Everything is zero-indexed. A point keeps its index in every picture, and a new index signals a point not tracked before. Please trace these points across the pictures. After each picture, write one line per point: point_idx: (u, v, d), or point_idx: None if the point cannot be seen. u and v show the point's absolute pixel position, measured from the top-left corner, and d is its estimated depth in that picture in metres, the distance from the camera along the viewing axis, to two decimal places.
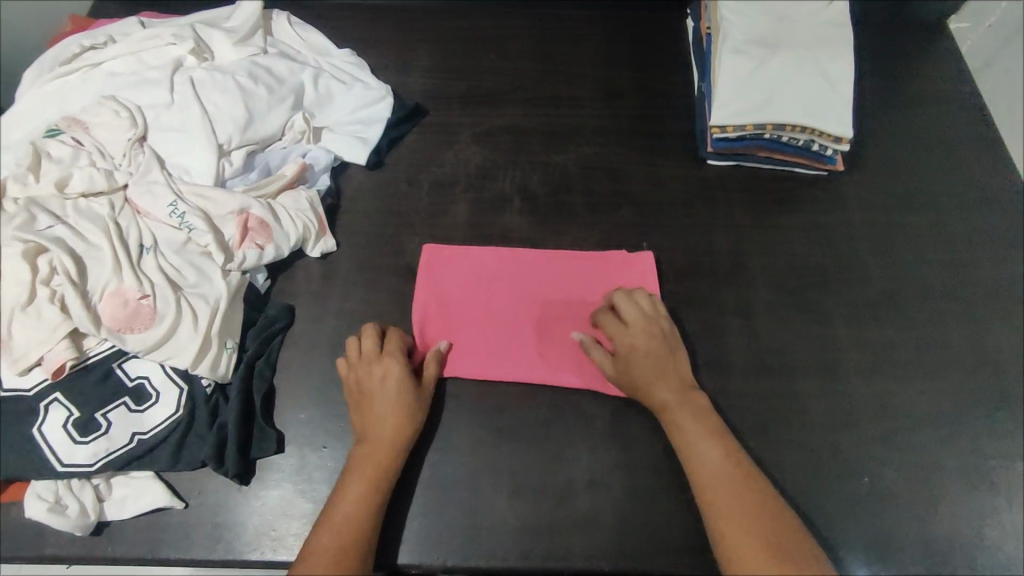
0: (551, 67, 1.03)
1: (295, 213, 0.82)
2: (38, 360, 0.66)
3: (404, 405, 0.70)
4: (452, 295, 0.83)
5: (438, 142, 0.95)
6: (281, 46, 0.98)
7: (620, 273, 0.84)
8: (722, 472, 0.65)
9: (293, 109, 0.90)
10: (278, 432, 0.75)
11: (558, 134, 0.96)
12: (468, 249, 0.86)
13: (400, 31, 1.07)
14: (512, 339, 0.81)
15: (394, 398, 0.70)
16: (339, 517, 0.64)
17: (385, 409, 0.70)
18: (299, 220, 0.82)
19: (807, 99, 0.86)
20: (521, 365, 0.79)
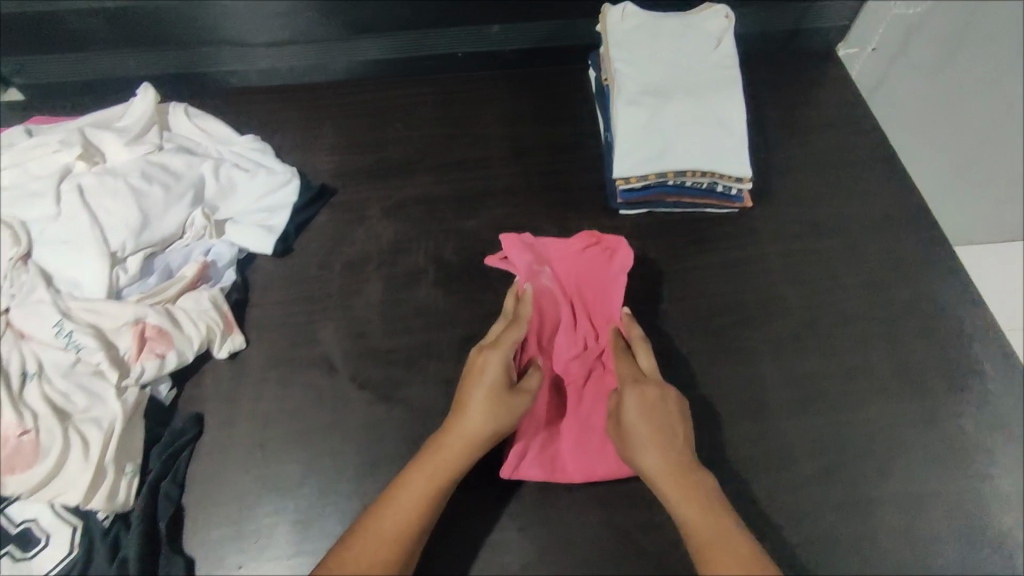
0: (459, 132, 1.03)
1: (196, 314, 0.79)
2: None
3: (495, 414, 0.68)
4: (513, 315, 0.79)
5: (349, 220, 0.94)
6: (179, 139, 0.96)
7: None
8: (728, 571, 0.59)
9: (192, 205, 0.89)
10: (188, 555, 0.70)
11: (469, 199, 0.95)
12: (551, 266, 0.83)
13: (307, 109, 1.06)
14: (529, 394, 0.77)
15: (486, 413, 0.68)
16: (397, 509, 0.64)
17: (479, 409, 0.68)
18: (202, 321, 0.79)
19: (704, 145, 0.87)
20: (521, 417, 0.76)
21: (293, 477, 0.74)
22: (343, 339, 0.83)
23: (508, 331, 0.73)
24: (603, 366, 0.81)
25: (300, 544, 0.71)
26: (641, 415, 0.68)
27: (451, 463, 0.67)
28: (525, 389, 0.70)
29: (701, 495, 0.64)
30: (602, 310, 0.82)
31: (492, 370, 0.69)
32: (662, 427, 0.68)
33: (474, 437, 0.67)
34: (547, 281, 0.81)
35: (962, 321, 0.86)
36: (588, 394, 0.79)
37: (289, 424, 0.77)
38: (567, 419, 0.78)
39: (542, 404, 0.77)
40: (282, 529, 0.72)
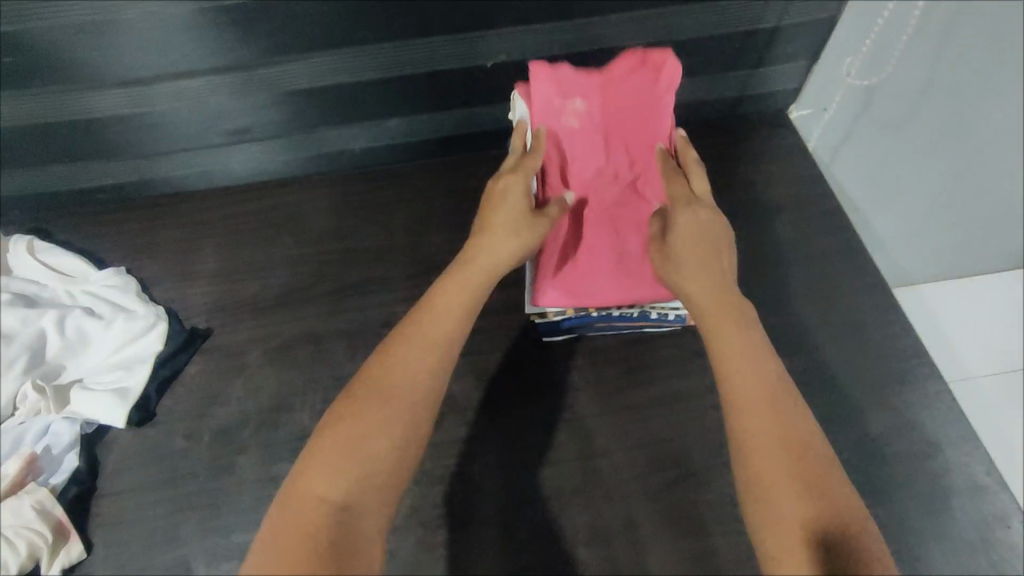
0: (358, 245, 0.89)
1: (9, 531, 0.64)
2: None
3: (517, 235, 0.68)
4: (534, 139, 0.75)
5: (227, 370, 0.80)
6: (20, 281, 0.79)
7: None
8: (766, 396, 0.57)
9: (25, 372, 0.72)
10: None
11: (368, 334, 0.82)
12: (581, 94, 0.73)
13: (186, 227, 0.92)
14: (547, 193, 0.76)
15: (514, 238, 0.67)
16: (398, 350, 0.61)
17: (504, 229, 0.68)
18: (17, 540, 0.64)
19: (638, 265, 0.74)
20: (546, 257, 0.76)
21: None
22: (209, 534, 0.70)
23: (530, 157, 0.71)
24: (639, 196, 0.76)
25: None
26: (688, 235, 0.66)
27: (486, 269, 0.67)
28: (551, 218, 0.70)
29: (742, 318, 0.62)
30: (644, 140, 0.75)
31: (512, 200, 0.69)
32: (711, 252, 0.65)
33: (503, 257, 0.67)
34: (574, 116, 0.74)
35: (950, 457, 0.73)
36: (624, 220, 0.76)
37: None
38: (597, 236, 0.75)
39: (567, 228, 0.76)
40: None
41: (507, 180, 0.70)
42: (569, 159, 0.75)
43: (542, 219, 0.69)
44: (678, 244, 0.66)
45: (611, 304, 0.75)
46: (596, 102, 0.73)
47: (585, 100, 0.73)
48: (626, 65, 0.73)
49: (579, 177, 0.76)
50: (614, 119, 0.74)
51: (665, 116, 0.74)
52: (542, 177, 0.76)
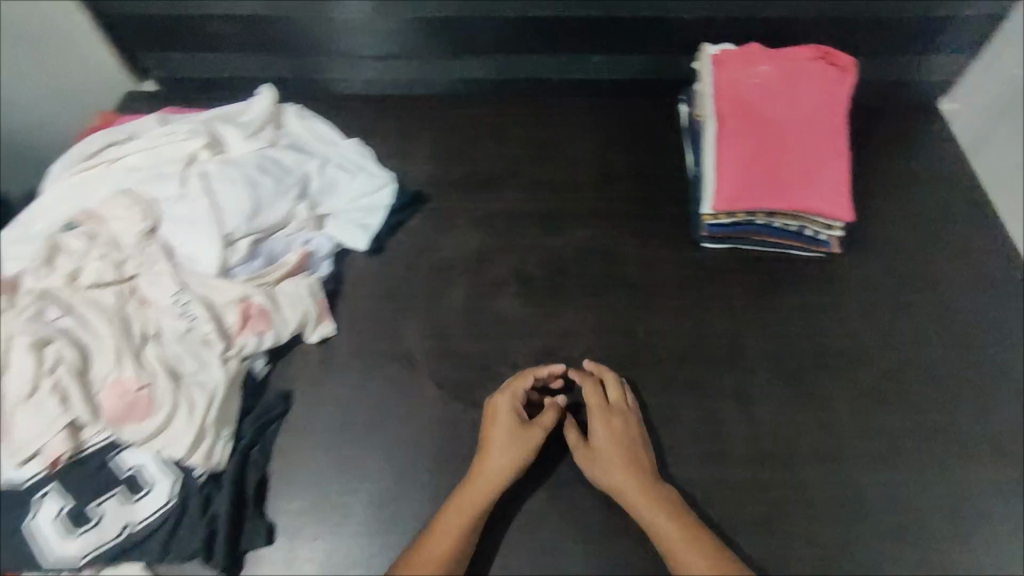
0: (547, 153, 1.07)
1: (295, 299, 0.85)
2: (35, 453, 0.68)
3: (512, 451, 0.75)
4: (728, 86, 0.92)
5: (439, 228, 0.98)
6: (292, 136, 1.02)
7: (842, 196, 0.87)
8: (706, 563, 0.68)
9: (297, 198, 0.94)
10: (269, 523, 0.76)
11: (554, 219, 1.00)
12: (769, 62, 0.93)
13: (407, 119, 1.12)
14: (736, 123, 0.91)
15: (510, 447, 0.75)
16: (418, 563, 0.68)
17: (499, 446, 0.75)
18: (300, 308, 0.84)
19: (812, 185, 0.87)
20: (731, 169, 0.89)
21: (369, 464, 0.80)
22: (425, 338, 0.87)
23: (518, 381, 0.81)
24: (818, 128, 0.90)
25: (376, 525, 0.77)
26: (610, 440, 0.77)
27: (486, 481, 0.73)
28: (540, 424, 0.77)
29: (662, 499, 0.73)
30: (822, 93, 0.91)
31: (506, 413, 0.77)
32: (630, 449, 0.76)
33: (502, 470, 0.74)
34: (762, 75, 0.92)
35: None
36: (804, 145, 0.89)
37: (368, 414, 0.82)
38: (778, 157, 0.89)
39: (751, 146, 0.90)
40: (356, 506, 0.77)
41: (497, 406, 0.78)
42: (756, 99, 0.92)
43: (534, 432, 0.76)
44: (601, 451, 0.76)
45: (784, 211, 0.88)
46: (781, 67, 0.92)
47: (771, 64, 0.92)
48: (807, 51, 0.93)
49: (765, 111, 0.91)
50: (796, 78, 0.92)
51: (840, 84, 0.91)
52: (732, 112, 0.92)
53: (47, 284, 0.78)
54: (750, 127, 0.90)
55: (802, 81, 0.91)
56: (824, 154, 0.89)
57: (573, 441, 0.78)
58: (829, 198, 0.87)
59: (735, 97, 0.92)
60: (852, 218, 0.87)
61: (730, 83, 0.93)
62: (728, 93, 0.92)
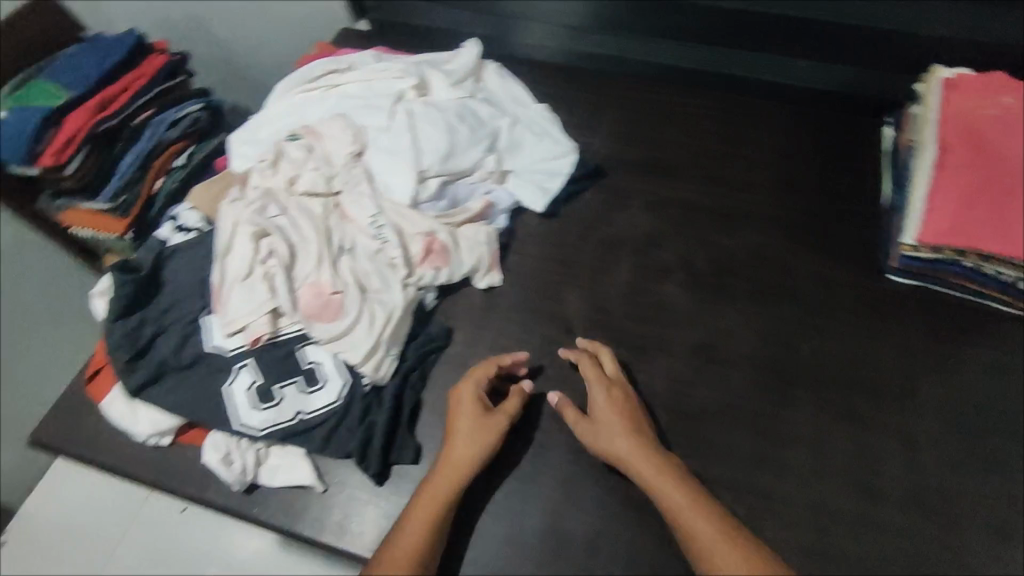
0: (733, 151, 1.04)
1: (471, 244, 0.89)
2: (240, 328, 0.76)
3: (479, 438, 0.73)
4: (955, 115, 0.86)
5: (613, 205, 0.99)
6: (488, 91, 1.07)
7: None
8: (715, 528, 0.66)
9: (487, 150, 0.98)
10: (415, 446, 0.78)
11: (730, 217, 0.97)
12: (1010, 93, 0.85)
13: (595, 94, 1.13)
14: (959, 150, 0.84)
15: (472, 433, 0.74)
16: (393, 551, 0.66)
17: (462, 434, 0.74)
18: (474, 253, 0.89)
19: None
20: (945, 200, 0.82)
21: (515, 413, 0.82)
22: (586, 308, 0.90)
23: (481, 370, 0.79)
24: None
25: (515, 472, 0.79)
26: (610, 414, 0.75)
27: (453, 464, 0.72)
28: (503, 410, 0.76)
29: (666, 466, 0.71)
30: None
31: (468, 401, 0.76)
32: (634, 420, 0.75)
33: (469, 454, 0.73)
34: (1001, 105, 0.84)
35: None
36: None
37: (522, 366, 0.85)
38: (1008, 192, 0.80)
39: (975, 177, 0.82)
40: (499, 448, 0.80)
41: (459, 393, 0.77)
42: (990, 128, 0.83)
43: (499, 418, 0.75)
44: (604, 421, 0.75)
45: (1004, 254, 0.80)
46: None
47: (1013, 96, 0.84)
48: None
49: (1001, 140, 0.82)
50: None
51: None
52: (956, 140, 0.85)
53: (270, 185, 0.86)
54: (979, 156, 0.82)
55: None
56: None
57: (573, 415, 0.77)
58: None
59: (962, 125, 0.85)
60: None
61: (958, 111, 0.86)
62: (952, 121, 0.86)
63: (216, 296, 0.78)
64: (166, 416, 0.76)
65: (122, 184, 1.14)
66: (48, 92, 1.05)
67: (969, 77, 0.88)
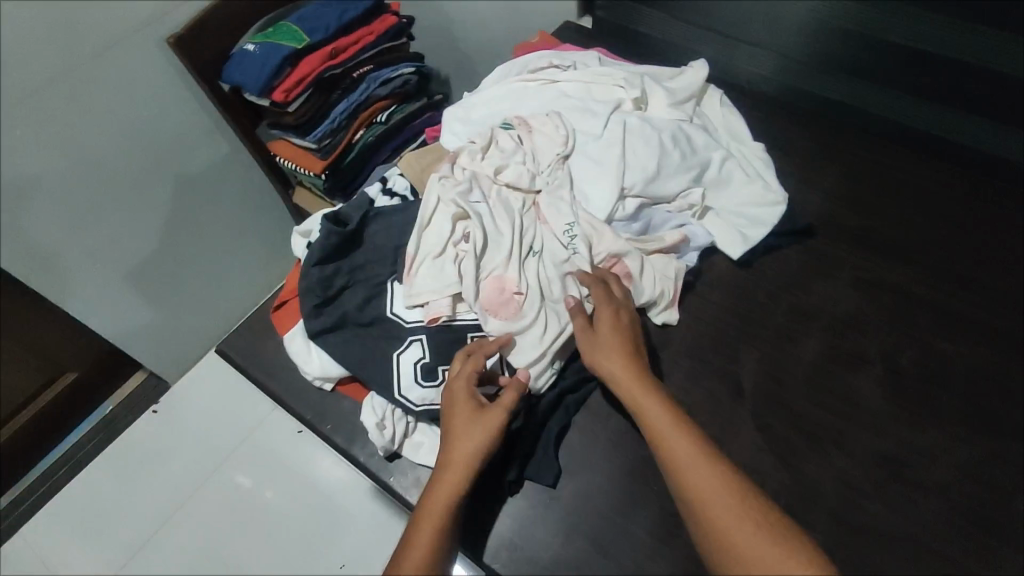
0: (972, 245, 0.91)
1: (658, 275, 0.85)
2: (423, 302, 0.79)
3: (480, 436, 0.68)
4: None
5: (816, 270, 0.90)
6: (705, 118, 1.01)
7: None
8: (708, 463, 0.61)
9: (693, 181, 0.93)
10: (555, 468, 0.77)
11: (954, 320, 0.85)
12: None
13: (818, 144, 1.03)
14: None
15: (471, 433, 0.68)
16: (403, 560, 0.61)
17: (458, 432, 0.69)
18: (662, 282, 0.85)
19: None
20: None
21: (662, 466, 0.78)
22: (762, 373, 0.82)
23: (464, 361, 0.72)
24: None
25: (647, 523, 0.74)
26: (609, 333, 0.73)
27: (453, 467, 0.67)
28: (499, 403, 0.70)
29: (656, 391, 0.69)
30: None
31: (460, 392, 0.70)
32: (631, 344, 0.73)
33: (473, 454, 0.67)
34: None
35: None
36: None
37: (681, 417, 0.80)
38: None
39: None
40: (636, 495, 0.76)
41: (453, 383, 0.71)
42: None
43: (495, 412, 0.69)
44: (605, 339, 0.73)
45: None
46: None
47: None
48: None
49: None
50: None
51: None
52: None
53: (476, 168, 0.87)
54: None
55: None
56: None
57: (579, 326, 0.75)
58: None
59: None
60: None
61: None
62: None
63: (407, 267, 0.80)
64: (335, 365, 0.81)
65: (330, 129, 1.21)
66: (294, 33, 1.13)
67: None
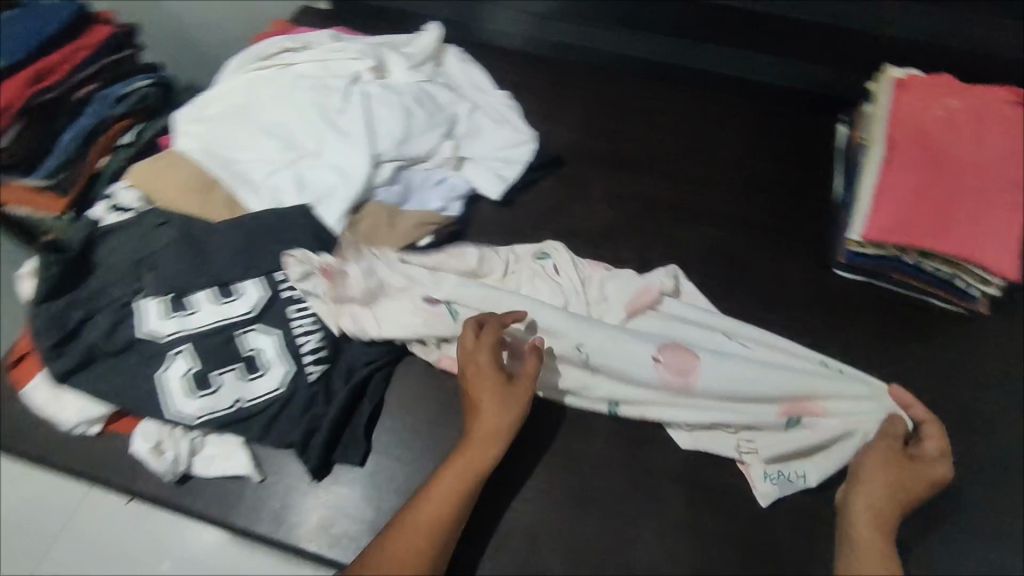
0: (694, 145, 1.05)
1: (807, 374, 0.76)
2: (192, 309, 0.76)
3: (506, 409, 0.70)
4: (903, 117, 0.92)
5: (570, 194, 0.99)
6: (447, 77, 1.04)
7: (1005, 246, 0.84)
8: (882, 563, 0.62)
9: (444, 136, 0.96)
10: (366, 447, 0.78)
11: (687, 212, 0.98)
12: (949, 101, 0.91)
13: (558, 82, 1.11)
14: (905, 154, 0.89)
15: (501, 407, 0.70)
16: (414, 520, 0.65)
17: (490, 403, 0.70)
18: (607, 258, 0.92)
19: (970, 232, 0.85)
20: (891, 198, 0.87)
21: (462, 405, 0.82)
22: None
23: (490, 330, 0.73)
24: (989, 174, 0.87)
25: None
26: (918, 469, 0.67)
27: (482, 433, 0.69)
28: (525, 376, 0.71)
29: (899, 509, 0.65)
30: (1005, 143, 0.88)
31: (491, 361, 0.71)
32: (920, 478, 0.67)
33: (500, 428, 0.69)
34: (941, 112, 0.91)
35: None
36: (971, 185, 0.87)
37: None
38: (939, 192, 0.86)
39: (914, 178, 0.88)
40: (443, 439, 0.80)
41: (481, 351, 0.72)
42: (930, 135, 0.90)
43: (521, 387, 0.71)
44: (921, 468, 0.67)
45: (940, 251, 0.85)
46: (968, 108, 0.91)
47: (956, 102, 0.91)
48: (1000, 97, 0.92)
49: (944, 148, 0.89)
50: (975, 122, 0.90)
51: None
52: (900, 143, 0.90)
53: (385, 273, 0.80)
54: (916, 159, 0.89)
55: (979, 128, 0.89)
56: (992, 201, 0.86)
57: (931, 450, 0.68)
58: (984, 246, 0.84)
59: (906, 129, 0.91)
60: (1013, 273, 0.83)
61: (908, 113, 0.92)
62: (897, 124, 0.91)
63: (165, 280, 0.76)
64: (95, 405, 0.74)
65: (61, 162, 1.00)
66: None
67: (918, 81, 0.94)
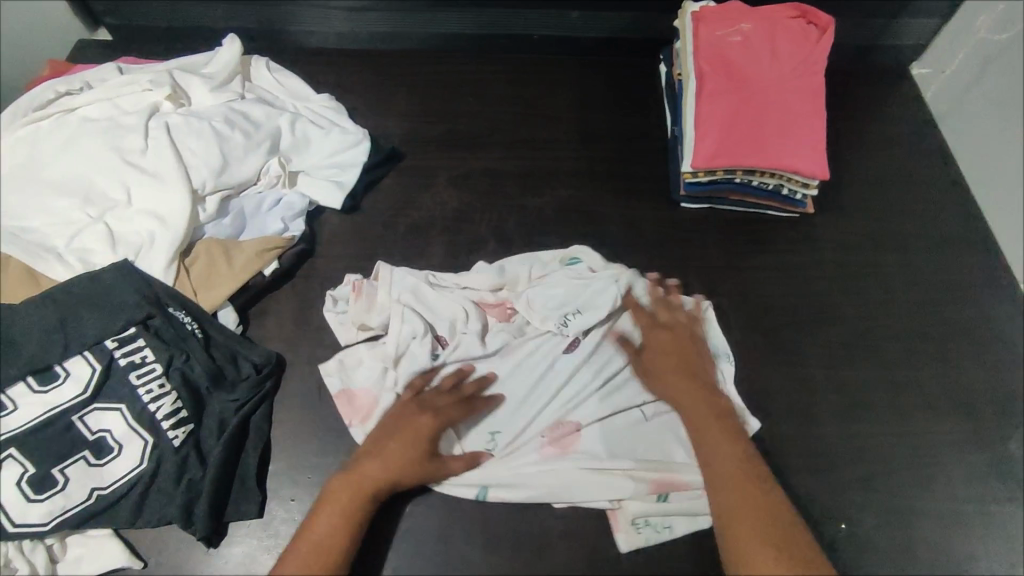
0: (528, 111, 1.05)
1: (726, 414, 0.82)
2: (10, 407, 0.69)
3: (410, 472, 0.70)
4: (707, 47, 0.96)
5: (415, 187, 0.97)
6: (259, 90, 0.97)
7: (812, 152, 0.91)
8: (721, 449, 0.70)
9: (269, 153, 0.90)
10: (261, 496, 0.75)
11: (534, 179, 0.99)
12: (744, 24, 0.96)
13: (381, 75, 1.08)
14: (714, 84, 0.94)
15: (406, 470, 0.70)
16: (309, 536, 0.66)
17: (405, 461, 0.70)
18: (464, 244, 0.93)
19: (782, 145, 0.91)
20: (709, 128, 0.92)
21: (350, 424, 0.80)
22: None
23: (450, 400, 0.75)
24: (787, 89, 0.94)
25: None
26: (669, 342, 0.78)
27: (372, 476, 0.69)
28: (445, 463, 0.73)
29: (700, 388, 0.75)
30: (795, 56, 0.95)
31: (429, 424, 0.72)
32: (680, 352, 0.78)
33: (393, 483, 0.69)
34: (737, 37, 0.96)
35: (1003, 342, 0.91)
36: (775, 102, 0.93)
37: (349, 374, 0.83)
38: (748, 114, 0.92)
39: (725, 105, 0.93)
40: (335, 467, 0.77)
41: (427, 408, 0.74)
42: (732, 60, 0.95)
43: (432, 466, 0.71)
44: (665, 343, 0.78)
45: (761, 167, 0.91)
46: (761, 27, 0.96)
47: (750, 24, 0.96)
48: (786, 11, 0.98)
49: (746, 71, 0.94)
50: (768, 41, 0.96)
51: (817, 43, 0.96)
52: (708, 74, 0.95)
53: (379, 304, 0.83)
54: (724, 88, 0.94)
55: (772, 47, 0.95)
56: (794, 112, 0.93)
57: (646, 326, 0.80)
58: (795, 155, 0.91)
59: (711, 59, 0.95)
60: (822, 173, 0.91)
61: (710, 42, 0.96)
62: (703, 55, 0.95)
63: None
64: None
65: None
66: None
67: (715, 8, 0.97)
